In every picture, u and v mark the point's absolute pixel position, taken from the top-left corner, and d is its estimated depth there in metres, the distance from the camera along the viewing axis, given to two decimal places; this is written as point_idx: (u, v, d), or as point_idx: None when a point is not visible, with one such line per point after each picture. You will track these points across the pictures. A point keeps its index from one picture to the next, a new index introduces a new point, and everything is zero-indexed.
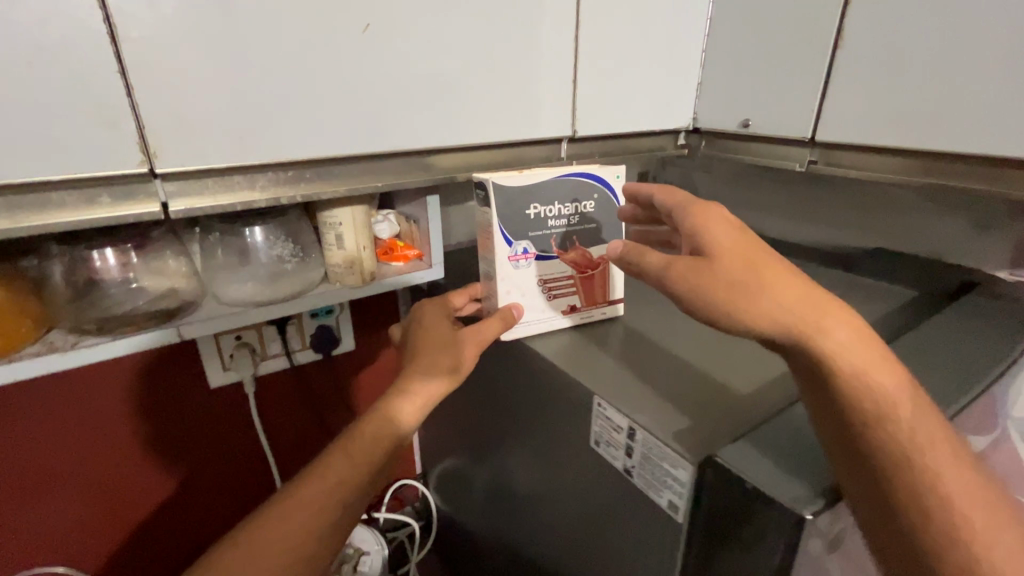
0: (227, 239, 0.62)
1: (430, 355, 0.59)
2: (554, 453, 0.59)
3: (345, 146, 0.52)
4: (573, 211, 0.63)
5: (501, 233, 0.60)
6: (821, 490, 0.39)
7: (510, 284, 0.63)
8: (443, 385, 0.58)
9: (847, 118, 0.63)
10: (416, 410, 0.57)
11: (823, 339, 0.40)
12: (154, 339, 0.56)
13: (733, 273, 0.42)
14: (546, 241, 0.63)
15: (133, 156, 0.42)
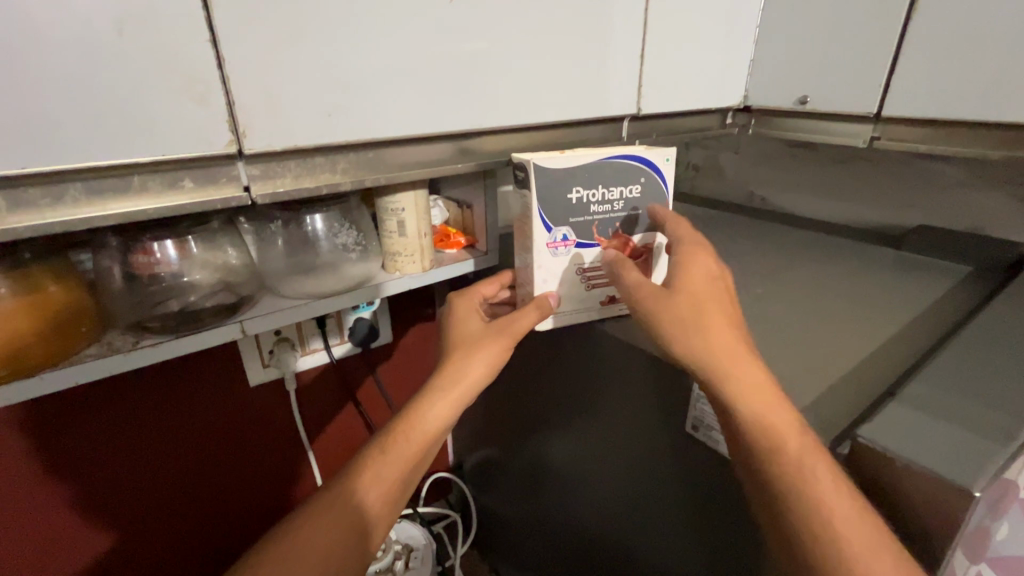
0: (288, 228, 0.59)
1: (461, 351, 0.56)
2: (638, 439, 0.58)
3: (427, 125, 0.49)
4: (616, 196, 0.57)
5: (539, 217, 0.55)
6: (985, 468, 0.36)
7: (545, 272, 0.57)
8: (474, 381, 0.54)
9: (914, 91, 0.63)
10: (449, 410, 0.54)
11: (741, 379, 0.44)
12: (218, 334, 0.53)
13: (694, 335, 0.46)
14: (587, 227, 0.57)
15: (221, 136, 0.38)
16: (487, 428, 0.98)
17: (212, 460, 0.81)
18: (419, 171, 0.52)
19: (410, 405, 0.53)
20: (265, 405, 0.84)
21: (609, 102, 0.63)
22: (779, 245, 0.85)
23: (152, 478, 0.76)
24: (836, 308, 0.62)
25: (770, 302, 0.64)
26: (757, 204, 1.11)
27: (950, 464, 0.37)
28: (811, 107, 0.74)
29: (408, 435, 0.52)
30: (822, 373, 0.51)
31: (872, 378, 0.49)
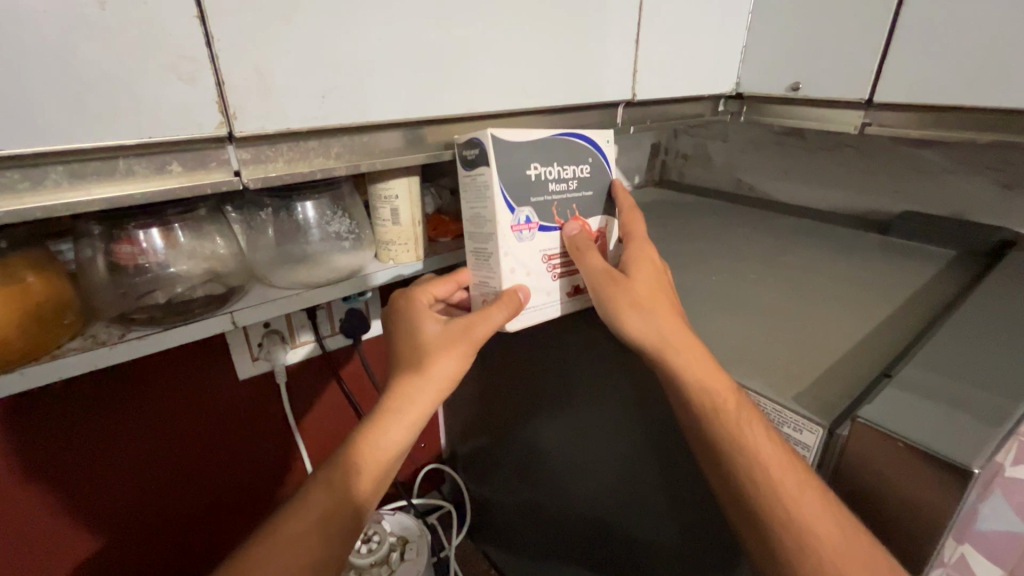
0: (279, 216, 0.57)
1: (417, 365, 0.51)
2: (632, 424, 0.58)
3: (422, 109, 0.48)
4: (571, 175, 0.56)
5: (502, 195, 0.51)
6: (981, 447, 0.37)
7: (513, 260, 0.53)
8: (431, 396, 0.51)
9: (904, 77, 0.63)
10: (405, 428, 0.51)
11: (686, 355, 0.47)
12: (207, 326, 0.52)
13: (648, 321, 0.49)
14: (547, 208, 0.55)
15: (211, 118, 0.37)
16: (479, 419, 0.97)
17: (200, 455, 0.80)
18: (413, 157, 0.51)
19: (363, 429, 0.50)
20: (254, 398, 0.82)
21: (605, 86, 0.62)
22: (770, 232, 0.85)
23: (139, 474, 0.74)
24: (829, 292, 0.63)
25: (765, 287, 0.64)
26: (745, 191, 1.12)
27: (947, 443, 0.37)
28: (802, 94, 0.74)
29: (364, 460, 0.49)
30: (819, 357, 0.51)
31: (867, 361, 0.50)
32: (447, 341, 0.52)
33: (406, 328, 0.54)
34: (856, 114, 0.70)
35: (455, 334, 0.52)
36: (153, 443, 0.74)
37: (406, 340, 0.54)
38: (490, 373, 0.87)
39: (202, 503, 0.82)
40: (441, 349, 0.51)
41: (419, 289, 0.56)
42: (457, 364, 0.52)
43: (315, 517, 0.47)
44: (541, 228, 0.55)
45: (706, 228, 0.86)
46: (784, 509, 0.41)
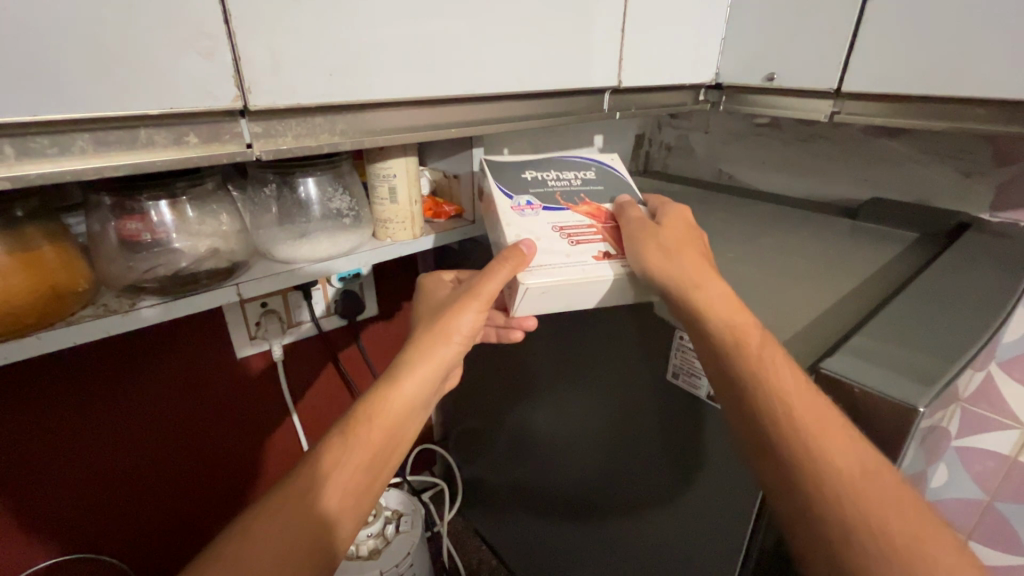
0: (282, 192, 0.60)
1: (433, 322, 0.55)
2: (625, 389, 0.64)
3: (424, 89, 0.51)
4: (572, 177, 0.68)
5: (500, 188, 0.63)
6: (925, 393, 0.42)
7: (515, 227, 0.59)
8: (446, 351, 0.55)
9: (869, 68, 0.68)
10: (421, 380, 0.54)
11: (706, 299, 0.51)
12: (215, 297, 0.55)
13: (674, 261, 0.53)
14: (550, 196, 0.64)
15: (228, 92, 0.39)
16: (472, 398, 1.00)
17: (198, 431, 0.82)
18: (415, 135, 0.53)
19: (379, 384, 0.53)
20: (251, 375, 0.84)
21: (593, 73, 0.66)
22: (748, 217, 0.90)
23: (139, 448, 0.76)
24: (801, 269, 0.67)
25: (742, 265, 0.69)
26: (725, 180, 1.17)
27: (898, 388, 0.43)
28: (777, 84, 0.78)
29: (383, 407, 0.52)
30: (790, 323, 0.55)
31: (834, 326, 0.54)
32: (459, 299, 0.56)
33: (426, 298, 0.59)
34: (827, 103, 0.75)
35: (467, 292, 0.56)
36: (154, 418, 0.76)
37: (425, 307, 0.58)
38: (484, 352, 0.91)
39: (201, 478, 0.84)
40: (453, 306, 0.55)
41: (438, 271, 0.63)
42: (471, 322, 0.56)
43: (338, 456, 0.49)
44: (544, 209, 0.63)
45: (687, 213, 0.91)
46: (763, 453, 0.45)
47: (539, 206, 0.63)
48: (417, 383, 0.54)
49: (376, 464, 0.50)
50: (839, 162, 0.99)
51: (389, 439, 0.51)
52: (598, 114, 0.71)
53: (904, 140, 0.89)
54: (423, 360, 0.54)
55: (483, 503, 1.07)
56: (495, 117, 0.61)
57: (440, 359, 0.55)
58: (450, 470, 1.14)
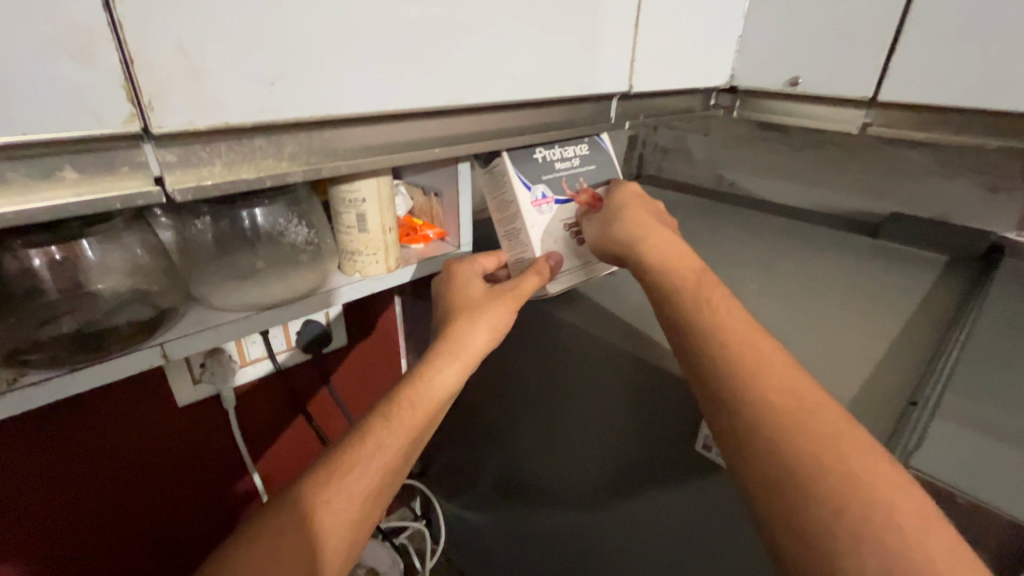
0: (219, 226, 0.48)
1: (468, 316, 0.53)
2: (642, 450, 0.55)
3: (398, 99, 0.40)
4: (573, 154, 0.64)
5: (517, 178, 0.58)
6: None
7: (539, 232, 0.58)
8: (479, 347, 0.53)
9: (912, 76, 0.59)
10: (456, 376, 0.51)
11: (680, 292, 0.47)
12: (131, 365, 0.42)
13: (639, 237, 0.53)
14: (559, 183, 0.61)
15: (119, 108, 0.28)
16: (455, 434, 0.90)
17: (132, 497, 0.68)
18: (385, 158, 0.42)
19: (417, 370, 0.50)
20: (199, 428, 0.71)
21: (601, 77, 0.56)
22: (762, 233, 0.82)
23: (56, 525, 0.63)
24: (834, 305, 0.59)
25: (767, 300, 0.60)
26: (725, 187, 1.08)
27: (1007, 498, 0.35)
28: (802, 89, 0.69)
29: (415, 401, 0.48)
30: (839, 381, 0.47)
31: (890, 387, 0.46)
32: (500, 298, 0.55)
33: (457, 288, 0.56)
34: (858, 113, 0.66)
35: (508, 294, 0.55)
36: (75, 488, 0.63)
37: (457, 297, 0.56)
38: (472, 388, 0.81)
39: (137, 551, 0.71)
40: (494, 303, 0.54)
41: (466, 260, 0.59)
42: (502, 318, 0.54)
43: (365, 452, 0.45)
44: (557, 201, 0.60)
45: (694, 230, 0.82)
46: None
47: (552, 197, 0.60)
48: (458, 371, 0.52)
49: (414, 450, 0.48)
50: (850, 172, 0.91)
51: (418, 435, 0.48)
52: (604, 123, 0.61)
53: (925, 150, 0.82)
54: (461, 352, 0.52)
55: (467, 547, 0.97)
56: (487, 130, 0.50)
57: (475, 354, 0.53)
58: (428, 509, 1.04)
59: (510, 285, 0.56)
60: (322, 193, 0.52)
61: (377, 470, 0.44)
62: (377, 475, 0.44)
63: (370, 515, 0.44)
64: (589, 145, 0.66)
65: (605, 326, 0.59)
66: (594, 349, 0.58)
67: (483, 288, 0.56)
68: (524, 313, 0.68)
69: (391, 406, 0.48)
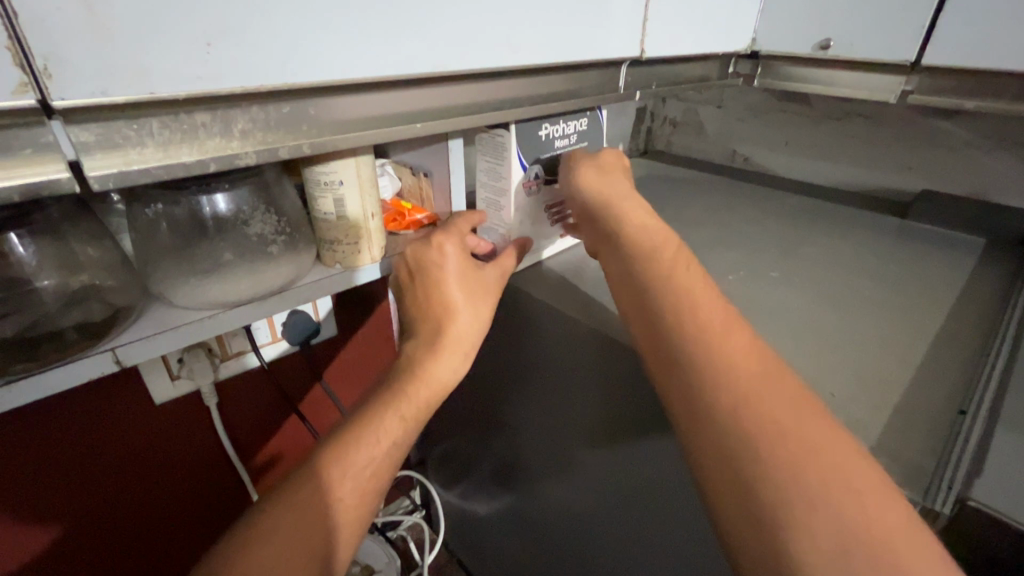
0: (176, 214, 0.43)
1: (468, 303, 0.51)
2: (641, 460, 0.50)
3: (370, 63, 0.34)
4: (571, 130, 0.61)
5: (518, 157, 0.56)
6: None
7: (521, 212, 0.59)
8: (475, 337, 0.52)
9: (964, 38, 0.52)
10: (455, 365, 0.51)
11: (698, 287, 0.42)
12: (79, 375, 0.37)
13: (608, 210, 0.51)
14: (552, 163, 0.60)
15: (5, 74, 0.22)
16: (451, 427, 0.85)
17: (113, 503, 0.64)
18: (357, 137, 0.36)
19: (418, 358, 0.49)
20: (180, 428, 0.67)
21: (610, 40, 0.49)
22: (781, 214, 0.75)
23: (28, 535, 0.59)
24: (865, 296, 0.53)
25: (788, 289, 0.54)
26: (739, 163, 1.01)
27: None
28: (834, 53, 0.62)
29: (419, 391, 0.48)
30: (879, 386, 0.41)
31: (938, 392, 0.40)
32: (485, 287, 0.53)
33: (449, 265, 0.51)
34: (895, 80, 0.59)
35: (491, 281, 0.54)
36: (48, 495, 0.59)
37: (450, 277, 0.51)
38: (469, 380, 0.76)
39: (118, 557, 0.67)
40: (482, 293, 0.53)
41: (448, 232, 0.52)
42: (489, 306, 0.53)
43: (375, 449, 0.44)
44: (545, 181, 0.60)
45: (707, 211, 0.75)
46: None
47: (543, 177, 0.60)
48: (456, 360, 0.51)
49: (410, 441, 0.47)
50: (877, 146, 0.84)
51: (416, 431, 0.47)
52: (612, 93, 0.54)
53: (962, 121, 0.75)
54: (459, 342, 0.51)
55: (466, 540, 0.95)
56: (478, 101, 0.43)
57: (472, 343, 0.52)
58: (427, 501, 1.02)
59: (490, 269, 0.54)
60: (296, 177, 0.46)
61: (387, 463, 0.44)
62: (386, 469, 0.44)
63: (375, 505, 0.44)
64: (588, 120, 0.63)
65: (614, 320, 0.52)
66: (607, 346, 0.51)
67: (469, 268, 0.52)
68: (520, 302, 0.61)
69: (394, 400, 0.46)
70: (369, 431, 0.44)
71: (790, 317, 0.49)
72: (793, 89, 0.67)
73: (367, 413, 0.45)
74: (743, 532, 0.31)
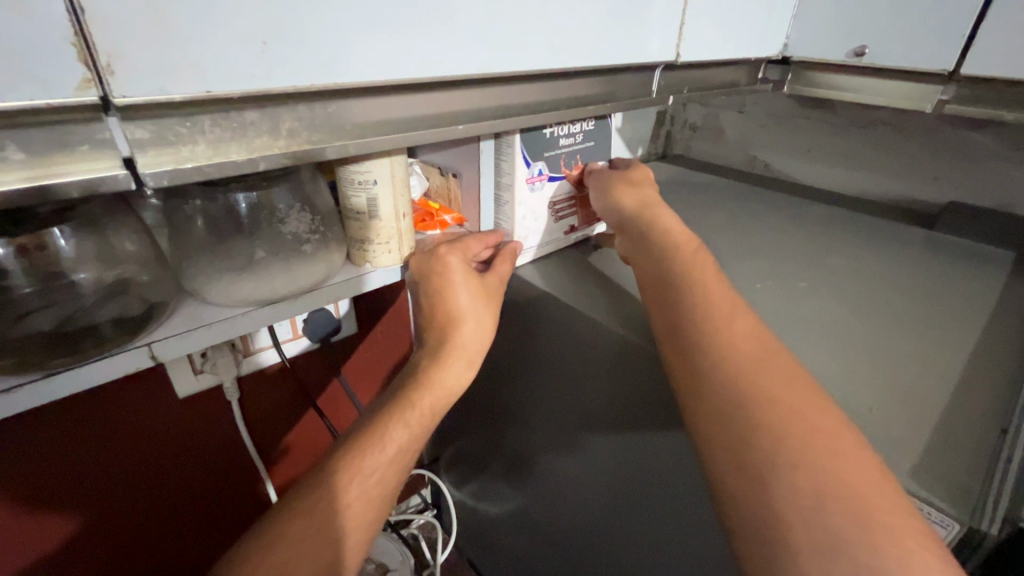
0: (212, 211, 0.43)
1: (476, 309, 0.51)
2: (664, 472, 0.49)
3: (414, 64, 0.33)
4: (576, 129, 0.61)
5: (522, 153, 0.55)
6: None
7: (526, 208, 0.59)
8: (482, 343, 0.51)
9: (1005, 47, 0.51)
10: (462, 371, 0.50)
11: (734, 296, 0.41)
12: (116, 368, 0.38)
13: (638, 226, 0.54)
14: (557, 161, 0.60)
15: (69, 69, 0.22)
16: (466, 428, 0.85)
17: (134, 495, 0.64)
18: (396, 138, 0.36)
19: (424, 365, 0.49)
20: (201, 423, 0.67)
21: (645, 43, 0.49)
22: (806, 223, 0.74)
23: (51, 526, 0.59)
24: (897, 309, 0.52)
25: (817, 300, 0.54)
26: (760, 169, 1.00)
27: None
28: (869, 60, 0.61)
29: (425, 399, 0.47)
30: (917, 402, 0.40)
31: (977, 410, 0.40)
32: (488, 293, 0.52)
33: (455, 275, 0.50)
34: (930, 89, 0.58)
35: (494, 287, 0.53)
36: (70, 486, 0.59)
37: (456, 285, 0.50)
38: (487, 382, 0.75)
39: (137, 549, 0.67)
40: (485, 300, 0.52)
41: (449, 244, 0.51)
42: (494, 312, 0.53)
43: (383, 457, 0.44)
44: (550, 178, 0.60)
45: (731, 217, 0.75)
46: None
47: (547, 174, 0.59)
48: (463, 365, 0.50)
49: (416, 451, 0.47)
50: (904, 155, 0.83)
51: (422, 439, 0.47)
52: (645, 97, 0.54)
53: (993, 132, 0.74)
54: (465, 349, 0.50)
55: (477, 542, 0.95)
56: (515, 105, 0.43)
57: (479, 350, 0.51)
58: (438, 500, 1.02)
59: (491, 276, 0.54)
60: (330, 176, 0.46)
61: (395, 470, 0.44)
62: (394, 476, 0.44)
63: (383, 512, 0.44)
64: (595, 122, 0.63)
65: (638, 326, 0.51)
66: (623, 354, 0.50)
67: (475, 276, 0.51)
68: (535, 307, 0.61)
69: (400, 408, 0.46)
70: (376, 440, 0.44)
71: (822, 329, 0.49)
72: (824, 95, 0.66)
73: (373, 422, 0.45)
74: (781, 546, 0.31)
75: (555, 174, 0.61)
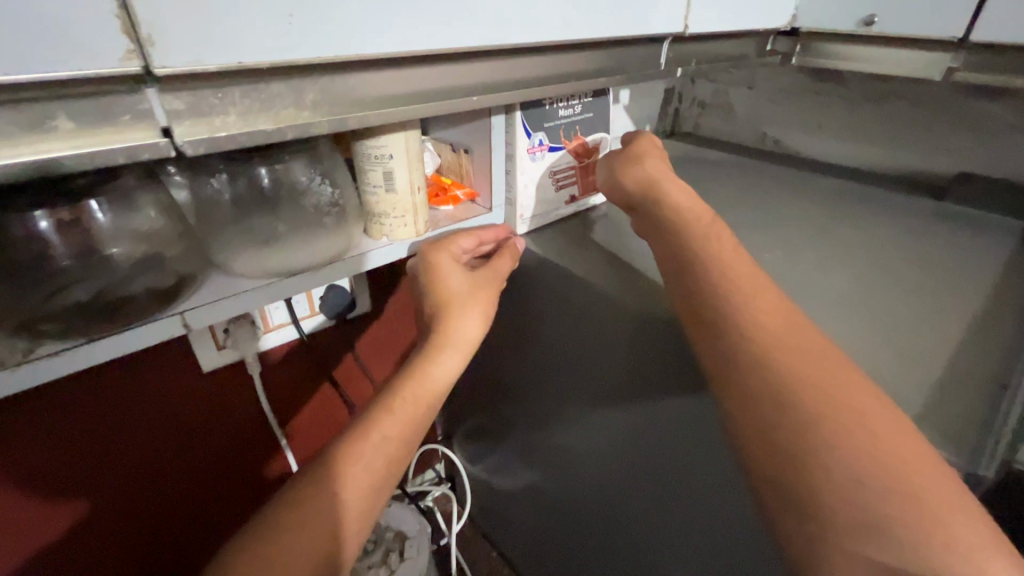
0: (237, 183, 0.44)
1: (465, 305, 0.51)
2: (670, 433, 0.51)
3: (431, 36, 0.34)
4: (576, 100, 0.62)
5: (522, 124, 0.57)
6: None
7: (526, 177, 0.60)
8: (475, 338, 0.51)
9: (1014, 13, 0.51)
10: (451, 369, 0.50)
11: None
12: (152, 334, 0.40)
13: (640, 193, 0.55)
14: (557, 132, 0.61)
15: (112, 41, 0.24)
16: (480, 402, 0.87)
17: (164, 464, 0.68)
18: (405, 110, 0.37)
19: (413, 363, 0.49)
20: (223, 400, 0.70)
21: (655, 14, 0.49)
22: (815, 195, 0.75)
23: (70, 503, 0.62)
24: (904, 276, 0.53)
25: (825, 268, 0.55)
26: (769, 145, 1.00)
27: None
28: (878, 29, 0.61)
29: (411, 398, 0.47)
30: (921, 362, 0.42)
31: (980, 368, 0.41)
32: (481, 289, 0.53)
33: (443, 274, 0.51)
34: (940, 57, 0.58)
35: (488, 283, 0.54)
36: (89, 465, 0.61)
37: (443, 284, 0.51)
38: (499, 356, 0.77)
39: (169, 516, 0.71)
40: (477, 296, 0.52)
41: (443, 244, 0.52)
42: (487, 306, 0.53)
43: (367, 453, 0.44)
44: (550, 148, 0.61)
45: (740, 191, 0.75)
46: None
47: (548, 145, 0.61)
48: (454, 361, 0.50)
49: (403, 450, 0.46)
50: (916, 126, 0.82)
51: (409, 437, 0.47)
52: (656, 68, 0.55)
53: (1007, 100, 0.73)
54: (455, 346, 0.50)
55: (492, 514, 0.98)
56: (527, 77, 0.44)
57: (471, 345, 0.51)
58: (453, 473, 1.05)
59: (484, 272, 0.54)
60: (350, 149, 0.48)
61: (383, 467, 0.45)
62: (383, 470, 0.45)
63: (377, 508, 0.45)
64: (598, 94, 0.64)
65: (649, 294, 0.53)
66: (633, 321, 0.52)
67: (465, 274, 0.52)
68: (546, 280, 0.62)
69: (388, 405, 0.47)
70: (362, 436, 0.45)
71: (829, 295, 0.50)
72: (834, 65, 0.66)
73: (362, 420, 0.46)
74: None
75: (556, 145, 0.62)
